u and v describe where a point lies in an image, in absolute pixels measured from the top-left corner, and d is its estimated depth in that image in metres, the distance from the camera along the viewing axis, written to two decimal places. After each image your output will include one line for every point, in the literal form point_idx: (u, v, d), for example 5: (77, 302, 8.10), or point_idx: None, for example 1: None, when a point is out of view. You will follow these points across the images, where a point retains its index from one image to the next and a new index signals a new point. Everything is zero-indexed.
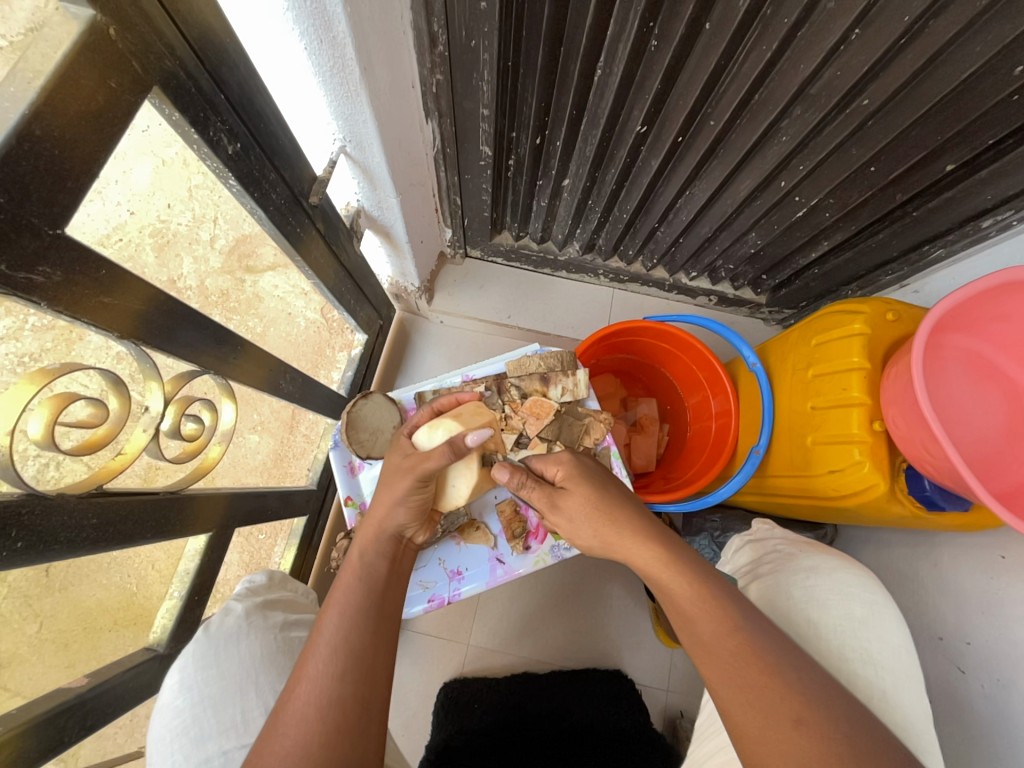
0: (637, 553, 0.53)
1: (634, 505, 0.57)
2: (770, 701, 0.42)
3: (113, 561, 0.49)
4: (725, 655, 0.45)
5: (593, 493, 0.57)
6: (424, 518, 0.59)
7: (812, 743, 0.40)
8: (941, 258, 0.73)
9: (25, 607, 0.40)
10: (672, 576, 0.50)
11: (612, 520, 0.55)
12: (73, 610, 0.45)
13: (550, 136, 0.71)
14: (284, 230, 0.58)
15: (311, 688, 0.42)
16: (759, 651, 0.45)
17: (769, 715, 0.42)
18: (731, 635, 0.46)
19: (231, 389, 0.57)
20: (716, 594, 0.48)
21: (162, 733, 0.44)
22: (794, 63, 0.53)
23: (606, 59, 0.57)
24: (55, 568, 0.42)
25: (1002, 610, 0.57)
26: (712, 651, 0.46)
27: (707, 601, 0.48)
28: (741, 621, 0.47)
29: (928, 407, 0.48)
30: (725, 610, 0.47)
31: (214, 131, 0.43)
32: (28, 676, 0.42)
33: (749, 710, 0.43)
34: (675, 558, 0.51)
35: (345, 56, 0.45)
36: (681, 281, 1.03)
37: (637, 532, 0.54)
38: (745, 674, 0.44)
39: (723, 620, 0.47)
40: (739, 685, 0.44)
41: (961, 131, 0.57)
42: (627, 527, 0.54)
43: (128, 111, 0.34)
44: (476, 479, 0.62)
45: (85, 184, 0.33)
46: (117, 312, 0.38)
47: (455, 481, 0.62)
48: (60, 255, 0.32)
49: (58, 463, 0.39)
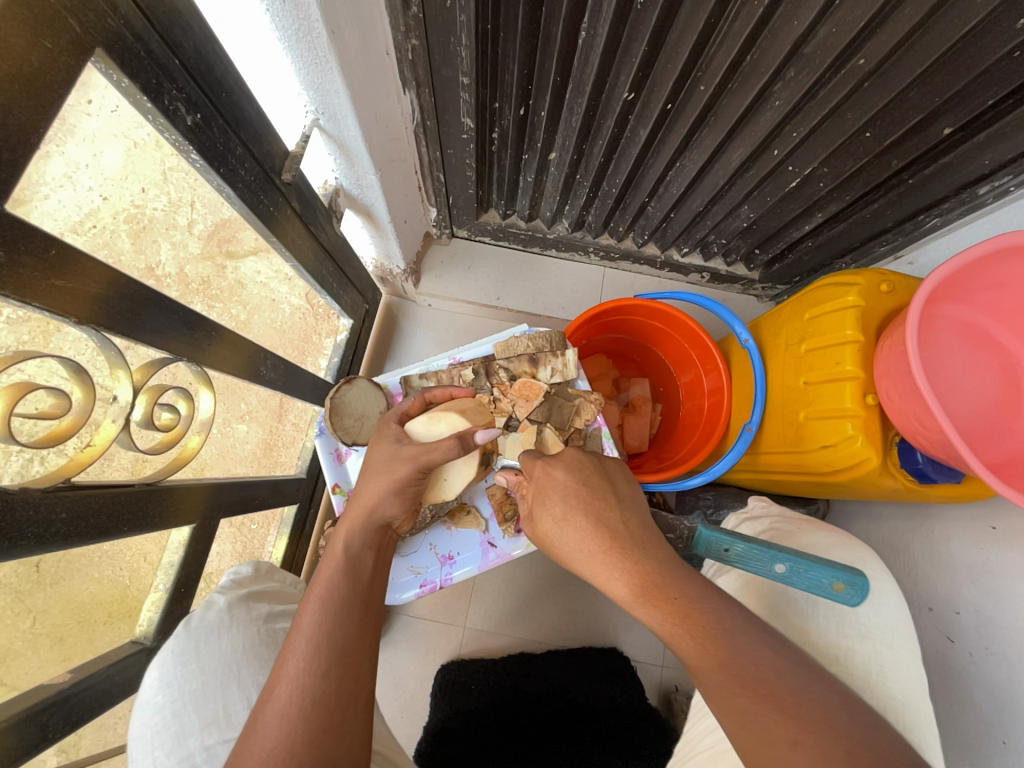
0: (611, 585, 0.47)
1: (607, 529, 0.49)
2: (762, 724, 0.38)
3: (106, 555, 0.48)
4: (712, 680, 0.40)
5: (559, 517, 0.51)
6: (413, 508, 0.58)
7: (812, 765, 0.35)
8: (937, 227, 0.71)
9: (17, 604, 0.40)
10: (644, 607, 0.45)
11: (575, 542, 0.50)
12: (65, 605, 0.45)
13: (534, 106, 0.68)
14: (257, 209, 0.55)
15: (291, 686, 0.41)
16: (742, 671, 0.40)
17: (764, 743, 0.37)
18: (714, 667, 0.40)
19: (208, 377, 0.55)
20: (697, 620, 0.42)
21: (142, 731, 0.43)
22: (787, 20, 0.50)
23: (590, 20, 0.54)
24: (46, 563, 0.41)
25: (994, 580, 0.57)
26: (700, 681, 0.41)
27: (681, 631, 0.42)
28: (726, 647, 0.41)
29: (922, 378, 0.47)
30: (700, 634, 0.42)
31: (170, 100, 0.40)
32: (24, 669, 0.42)
33: (744, 732, 0.38)
34: (650, 587, 0.45)
35: (310, 17, 0.42)
36: (673, 258, 1.01)
37: (609, 558, 0.47)
38: (734, 702, 0.39)
39: (707, 643, 0.41)
40: (730, 714, 0.39)
41: (960, 92, 0.54)
42: (597, 553, 0.48)
43: (69, 76, 0.32)
44: (473, 475, 0.62)
45: (24, 155, 0.30)
46: (74, 295, 0.36)
47: (453, 476, 0.62)
48: (3, 232, 0.30)
49: (44, 456, 0.39)
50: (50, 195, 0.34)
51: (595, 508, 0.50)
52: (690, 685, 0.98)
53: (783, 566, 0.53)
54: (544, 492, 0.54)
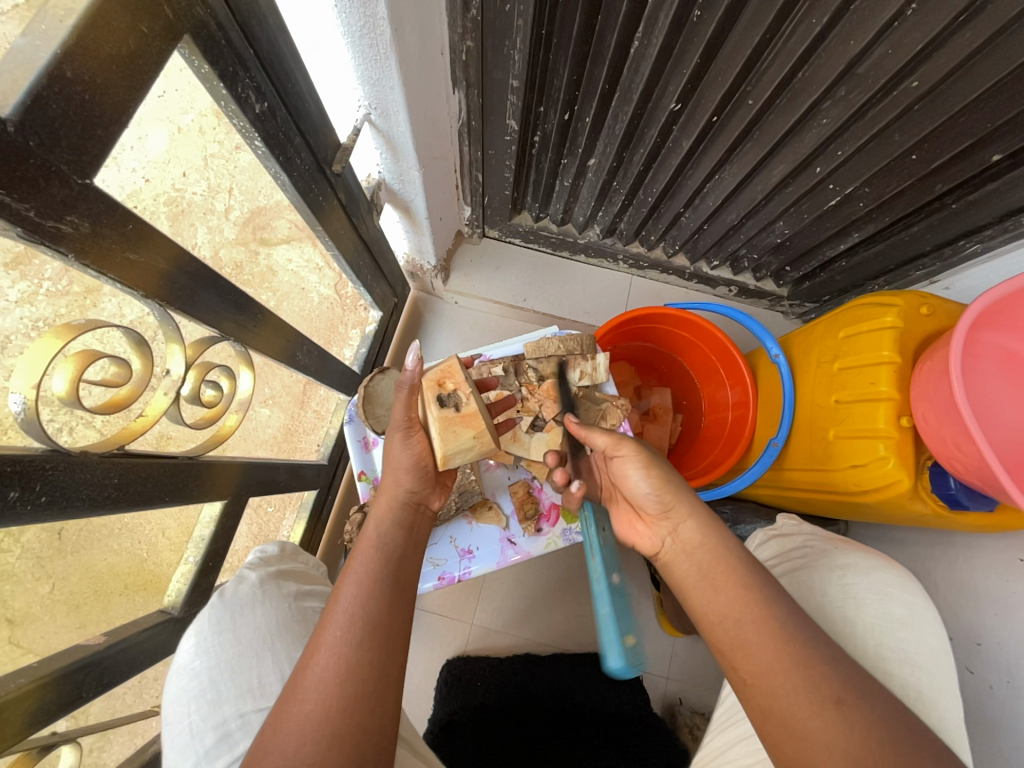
0: (683, 530, 0.51)
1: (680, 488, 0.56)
2: (812, 682, 0.41)
3: (124, 527, 0.48)
4: (772, 637, 0.43)
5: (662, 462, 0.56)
6: (435, 484, 0.60)
7: (855, 725, 0.39)
8: (976, 254, 0.71)
9: (37, 569, 0.39)
10: (704, 554, 0.49)
11: (673, 483, 0.53)
12: (84, 574, 0.45)
13: (579, 112, 0.69)
14: (307, 197, 0.57)
15: (328, 654, 0.42)
16: (789, 626, 0.44)
17: (814, 703, 0.40)
18: (763, 616, 0.44)
19: (249, 357, 0.57)
20: (741, 572, 0.47)
21: (179, 695, 0.45)
22: (843, 39, 0.51)
23: (645, 30, 0.54)
24: (69, 531, 0.41)
25: (1019, 613, 0.56)
26: (753, 643, 0.43)
27: (730, 584, 0.46)
28: (780, 604, 0.45)
29: (964, 404, 0.47)
30: (747, 586, 0.46)
31: (242, 88, 0.42)
32: (40, 634, 0.42)
33: (796, 694, 0.41)
34: (713, 535, 0.50)
35: (376, 15, 0.43)
36: (702, 270, 1.02)
37: (688, 502, 0.52)
38: (782, 655, 0.42)
39: (766, 601, 0.45)
40: (782, 671, 0.42)
41: (1012, 119, 0.54)
42: (691, 500, 0.52)
43: (159, 60, 0.33)
44: (438, 424, 0.56)
45: (115, 133, 0.31)
46: (143, 270, 0.37)
47: (431, 433, 0.57)
48: (89, 206, 0.31)
49: (72, 426, 0.38)
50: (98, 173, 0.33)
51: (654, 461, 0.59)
52: (695, 699, 0.98)
53: (618, 573, 0.54)
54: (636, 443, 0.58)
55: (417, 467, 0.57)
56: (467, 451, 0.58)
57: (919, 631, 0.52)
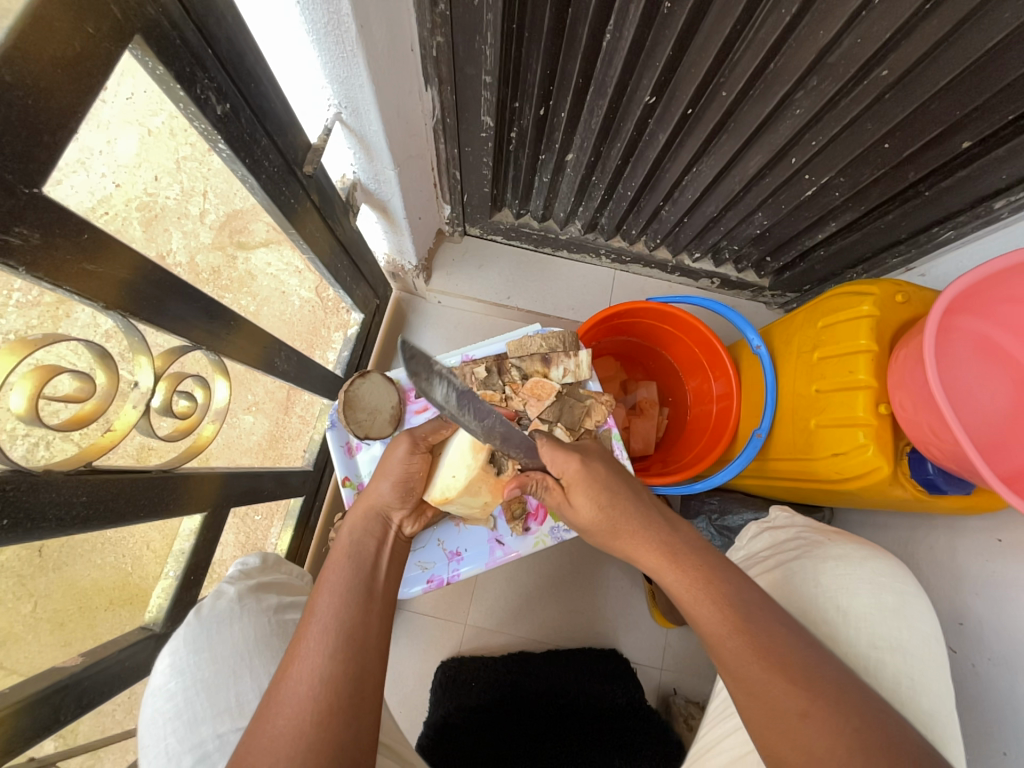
0: (641, 556, 0.54)
1: (646, 504, 0.56)
2: (773, 695, 0.43)
3: (107, 541, 0.47)
4: (727, 653, 0.46)
5: (606, 501, 0.55)
6: (414, 505, 0.59)
7: (820, 736, 0.40)
8: (951, 240, 0.72)
9: (18, 587, 0.39)
10: (668, 579, 0.51)
11: (616, 517, 0.54)
12: (67, 590, 0.44)
13: (555, 106, 0.69)
14: (278, 200, 0.55)
15: (304, 667, 0.42)
16: (759, 642, 0.45)
17: (775, 712, 0.42)
18: (733, 635, 0.46)
19: (224, 366, 0.56)
20: (720, 589, 0.48)
21: (156, 717, 0.44)
22: (813, 30, 0.51)
23: (616, 22, 0.54)
24: (49, 547, 0.41)
25: (998, 593, 0.57)
26: (720, 654, 0.46)
27: (704, 600, 0.48)
28: (745, 619, 0.46)
29: (939, 390, 0.47)
30: (724, 606, 0.47)
31: (202, 89, 0.40)
32: (22, 654, 0.41)
33: (754, 702, 0.44)
34: (671, 559, 0.52)
35: (340, 12, 0.42)
36: (684, 263, 1.02)
37: (643, 535, 0.53)
38: (750, 671, 0.44)
39: (723, 620, 0.47)
40: (743, 681, 0.44)
41: (980, 107, 0.55)
42: (640, 528, 0.54)
43: (109, 61, 0.32)
44: (474, 470, 0.59)
45: (63, 139, 0.30)
46: (103, 280, 0.36)
47: (461, 475, 0.59)
48: (39, 216, 0.30)
49: (47, 442, 0.38)
50: (59, 178, 0.33)
51: (611, 477, 0.57)
52: (689, 688, 0.99)
53: None
54: (581, 484, 0.56)
55: (403, 484, 0.58)
56: (469, 504, 0.61)
57: (907, 617, 0.53)
